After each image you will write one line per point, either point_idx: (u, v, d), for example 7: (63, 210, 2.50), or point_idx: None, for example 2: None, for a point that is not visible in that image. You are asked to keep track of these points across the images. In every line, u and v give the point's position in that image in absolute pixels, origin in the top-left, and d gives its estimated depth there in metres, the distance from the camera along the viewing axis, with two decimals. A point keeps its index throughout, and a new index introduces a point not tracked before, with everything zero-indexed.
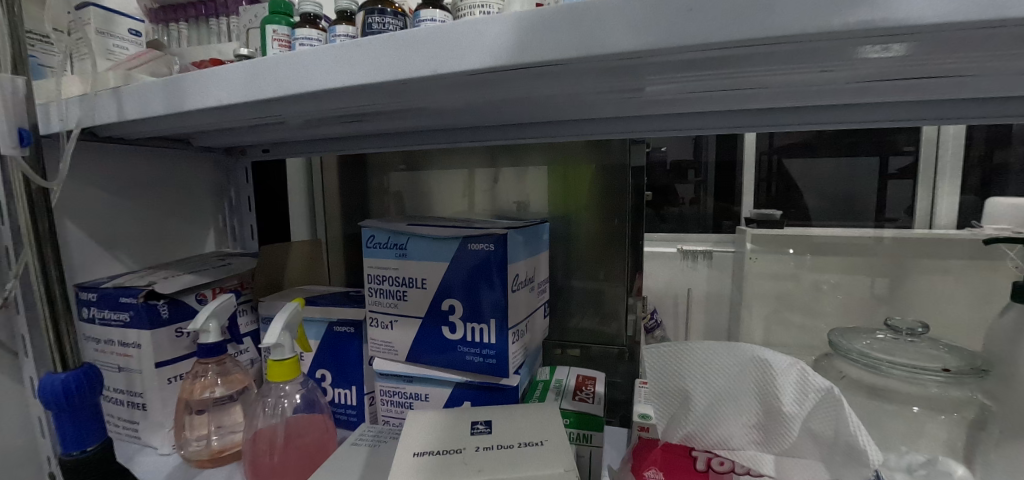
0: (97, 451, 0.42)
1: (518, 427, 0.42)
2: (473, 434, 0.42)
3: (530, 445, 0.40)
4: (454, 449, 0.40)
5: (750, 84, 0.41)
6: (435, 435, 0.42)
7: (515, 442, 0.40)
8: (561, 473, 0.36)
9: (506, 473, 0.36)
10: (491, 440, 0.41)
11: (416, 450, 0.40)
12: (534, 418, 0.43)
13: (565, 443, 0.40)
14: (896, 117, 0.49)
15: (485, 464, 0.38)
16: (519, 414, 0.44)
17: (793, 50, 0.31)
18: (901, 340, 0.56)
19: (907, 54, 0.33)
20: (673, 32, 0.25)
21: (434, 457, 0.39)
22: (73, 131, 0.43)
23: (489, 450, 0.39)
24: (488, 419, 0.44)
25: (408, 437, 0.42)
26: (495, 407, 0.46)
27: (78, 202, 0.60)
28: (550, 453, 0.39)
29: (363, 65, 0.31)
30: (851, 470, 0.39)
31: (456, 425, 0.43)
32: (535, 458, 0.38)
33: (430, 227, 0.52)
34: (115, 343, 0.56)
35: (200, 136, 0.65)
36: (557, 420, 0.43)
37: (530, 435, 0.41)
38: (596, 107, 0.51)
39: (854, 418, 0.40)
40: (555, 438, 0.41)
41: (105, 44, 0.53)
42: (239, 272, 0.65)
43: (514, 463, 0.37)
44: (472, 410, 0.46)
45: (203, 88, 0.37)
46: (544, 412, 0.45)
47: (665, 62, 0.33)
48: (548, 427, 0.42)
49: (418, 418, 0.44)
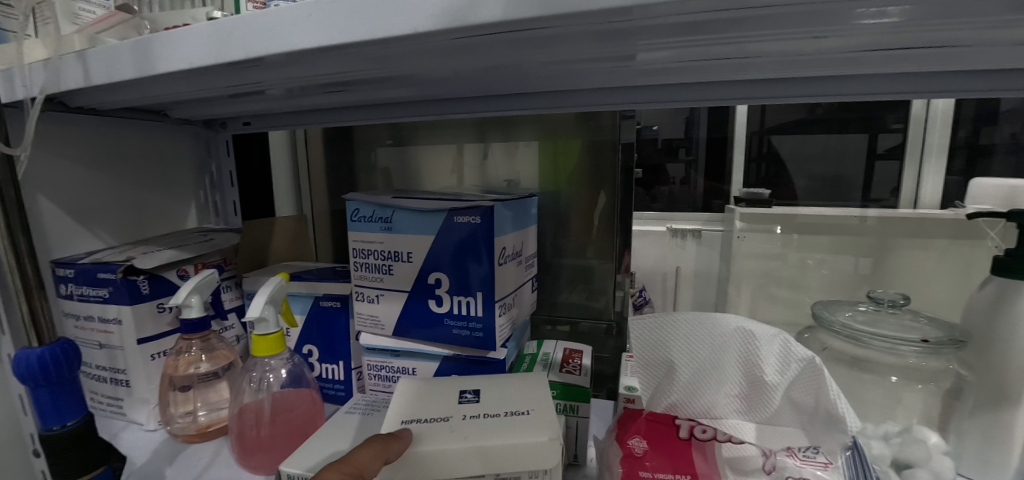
0: (76, 426, 0.41)
1: (507, 394, 0.43)
2: (461, 403, 0.42)
3: (517, 413, 0.40)
4: (440, 417, 0.40)
5: (742, 52, 0.40)
6: (423, 403, 0.42)
7: (502, 410, 0.40)
8: (545, 435, 0.37)
9: (491, 438, 0.37)
10: (479, 408, 0.41)
11: (398, 419, 0.40)
12: (520, 389, 0.44)
13: (551, 411, 0.40)
14: (886, 90, 0.49)
15: (468, 431, 0.38)
16: (505, 384, 0.45)
17: (790, 12, 0.30)
18: (883, 311, 0.56)
19: (905, 19, 0.32)
20: None
21: (418, 425, 0.39)
22: (38, 98, 0.41)
23: (474, 418, 0.39)
24: (476, 388, 0.44)
25: (393, 408, 0.41)
26: (484, 378, 0.46)
27: (50, 174, 0.58)
28: (536, 421, 0.39)
29: (340, 23, 0.30)
30: (830, 436, 0.41)
31: (444, 395, 0.43)
32: (520, 427, 0.38)
33: (416, 200, 0.51)
34: (95, 320, 0.55)
35: (177, 106, 0.63)
36: (544, 389, 0.43)
37: (517, 404, 0.41)
38: (586, 77, 0.50)
39: (834, 387, 0.41)
40: (542, 406, 0.41)
41: (71, 7, 0.50)
42: (221, 248, 0.63)
43: (500, 431, 0.38)
44: (463, 380, 0.46)
45: (171, 50, 0.35)
46: (528, 382, 0.45)
47: (660, 25, 0.32)
48: (534, 396, 0.42)
49: (406, 388, 0.44)
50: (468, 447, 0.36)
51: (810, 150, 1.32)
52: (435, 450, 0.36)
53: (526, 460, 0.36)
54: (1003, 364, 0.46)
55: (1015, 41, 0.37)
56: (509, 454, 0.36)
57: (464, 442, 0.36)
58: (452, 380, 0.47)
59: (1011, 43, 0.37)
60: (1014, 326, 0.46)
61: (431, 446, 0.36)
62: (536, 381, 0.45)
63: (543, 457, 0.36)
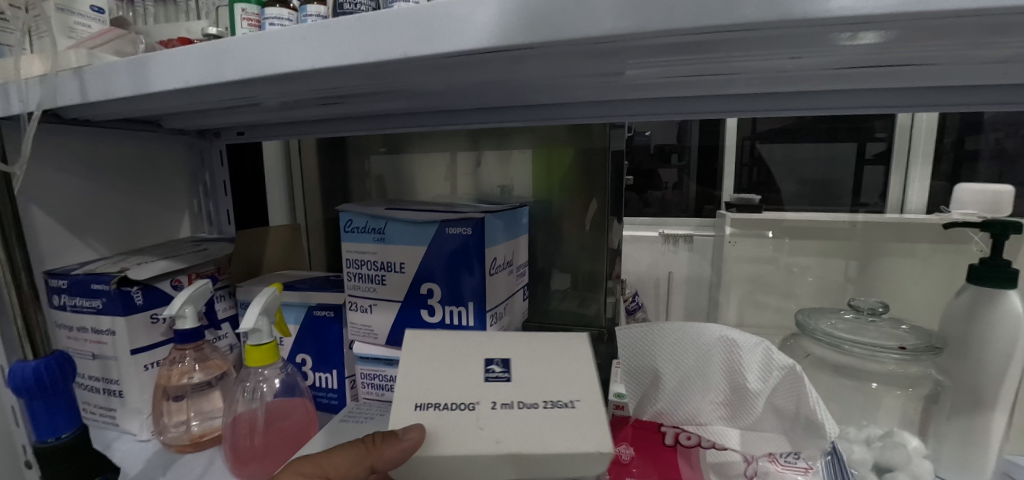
0: (71, 438, 0.42)
1: (545, 375, 0.39)
2: (489, 380, 0.38)
3: (562, 406, 0.36)
4: (470, 404, 0.36)
5: (726, 69, 0.41)
6: (447, 381, 0.38)
7: (539, 401, 0.36)
8: (594, 444, 0.33)
9: (529, 443, 0.33)
10: (511, 395, 0.37)
11: (418, 402, 0.37)
12: (556, 368, 0.39)
13: (600, 406, 0.36)
14: (863, 104, 0.51)
15: (502, 431, 0.34)
16: (540, 354, 0.41)
17: (769, 35, 0.30)
18: (862, 319, 0.57)
19: (881, 42, 0.33)
20: (643, 20, 0.26)
21: (440, 413, 0.36)
22: (34, 113, 0.42)
23: (508, 410, 0.36)
24: (505, 358, 0.41)
25: (408, 384, 0.38)
26: (514, 342, 0.42)
27: (43, 185, 0.58)
28: (583, 421, 0.34)
29: (331, 47, 0.31)
30: (810, 442, 0.42)
31: (473, 371, 0.39)
32: (563, 427, 0.34)
33: (408, 212, 0.52)
34: (88, 331, 0.55)
35: (171, 117, 0.64)
36: (588, 367, 0.39)
37: (559, 393, 0.37)
38: (576, 91, 0.51)
39: (814, 394, 0.43)
40: (593, 397, 0.36)
41: (67, 21, 0.51)
42: (215, 258, 0.64)
43: (538, 433, 0.33)
44: (489, 343, 0.43)
45: (165, 70, 0.36)
46: (569, 361, 0.40)
47: (644, 47, 0.33)
48: (578, 380, 0.38)
49: (424, 355, 0.41)
50: (502, 455, 0.32)
51: (801, 155, 1.33)
52: (461, 453, 0.32)
53: (568, 468, 0.32)
54: (980, 371, 0.49)
55: (987, 60, 0.38)
56: (553, 462, 0.32)
57: (496, 449, 0.32)
58: (475, 338, 0.43)
59: (984, 62, 0.38)
60: (989, 335, 0.48)
61: (457, 448, 0.33)
62: (577, 354, 0.41)
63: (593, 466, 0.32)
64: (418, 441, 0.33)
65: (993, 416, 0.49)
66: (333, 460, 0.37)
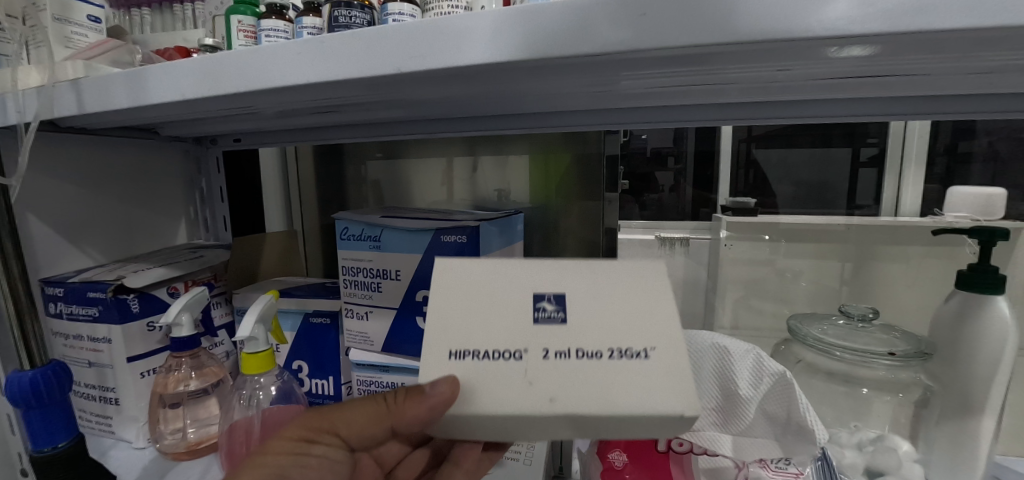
0: (68, 447, 0.42)
1: (609, 315, 0.33)
2: (539, 321, 0.33)
3: (636, 356, 0.31)
4: (519, 351, 0.32)
5: (717, 80, 0.41)
6: (489, 325, 0.33)
7: (602, 349, 0.32)
8: (670, 407, 0.29)
9: (596, 403, 0.30)
10: (567, 343, 0.32)
11: (454, 349, 0.32)
12: (622, 306, 0.34)
13: (679, 357, 0.31)
14: (852, 112, 0.51)
15: (561, 389, 0.30)
16: (606, 287, 0.34)
17: (761, 49, 0.29)
18: (853, 326, 0.58)
19: (874, 54, 0.32)
20: (631, 38, 0.26)
21: (484, 363, 0.32)
22: (32, 124, 0.42)
23: (564, 362, 0.31)
24: (559, 292, 0.34)
25: (441, 330, 0.33)
26: (569, 268, 0.36)
27: (39, 194, 0.59)
28: (658, 377, 0.31)
29: (324, 62, 0.32)
30: (801, 446, 0.44)
31: (521, 314, 0.34)
32: (629, 381, 0.30)
33: (403, 219, 0.53)
34: (84, 339, 0.56)
35: (166, 125, 0.64)
36: (665, 305, 0.33)
37: (627, 338, 0.32)
38: (571, 100, 0.52)
39: (804, 400, 0.44)
40: (671, 344, 0.32)
41: (63, 31, 0.51)
42: (211, 265, 0.64)
43: (604, 393, 0.30)
44: (537, 268, 0.36)
45: (162, 82, 0.37)
46: (639, 295, 0.34)
47: (637, 59, 0.32)
48: (650, 321, 0.33)
49: (458, 290, 0.35)
50: (558, 417, 0.29)
51: (799, 157, 1.04)
52: (515, 416, 0.29)
53: (637, 430, 0.30)
54: (966, 380, 0.50)
55: (972, 71, 0.37)
56: (611, 423, 0.30)
57: (554, 412, 0.29)
58: (518, 262, 0.36)
59: (971, 73, 0.38)
60: (979, 341, 0.49)
61: (511, 410, 0.30)
62: (647, 286, 0.34)
63: (660, 427, 0.30)
64: (451, 395, 0.30)
65: (982, 421, 0.50)
66: (350, 414, 0.37)
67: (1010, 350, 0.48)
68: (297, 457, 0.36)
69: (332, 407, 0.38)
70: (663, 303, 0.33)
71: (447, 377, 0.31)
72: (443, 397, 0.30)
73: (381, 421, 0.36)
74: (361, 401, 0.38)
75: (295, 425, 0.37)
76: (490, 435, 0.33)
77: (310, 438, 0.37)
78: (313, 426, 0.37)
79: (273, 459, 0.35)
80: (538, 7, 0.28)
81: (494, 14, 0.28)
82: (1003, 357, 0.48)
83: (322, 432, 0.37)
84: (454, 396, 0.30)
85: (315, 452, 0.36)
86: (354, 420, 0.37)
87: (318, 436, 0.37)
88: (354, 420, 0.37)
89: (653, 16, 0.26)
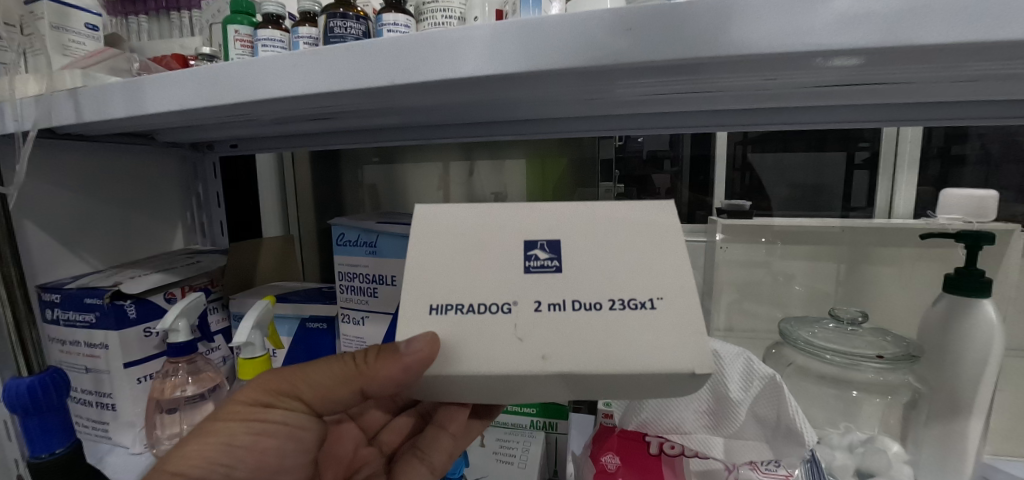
0: (66, 453, 0.43)
1: (604, 264, 0.34)
2: (531, 271, 0.34)
3: (637, 306, 0.32)
4: (508, 304, 0.33)
5: (709, 88, 0.41)
6: (479, 276, 0.34)
7: (599, 301, 0.32)
8: (675, 363, 0.30)
9: (591, 357, 0.30)
10: (562, 294, 0.33)
11: (436, 303, 0.33)
12: (617, 254, 0.34)
13: (679, 310, 0.32)
14: (842, 118, 0.52)
15: (552, 345, 0.31)
16: (605, 237, 0.35)
17: (748, 61, 0.29)
18: (843, 329, 0.59)
19: (860, 64, 0.31)
20: (618, 53, 0.28)
21: (473, 316, 0.32)
22: (31, 133, 0.43)
23: (558, 313, 0.32)
24: (553, 241, 0.35)
25: (427, 284, 0.34)
26: (562, 216, 0.36)
27: (36, 201, 0.59)
28: (663, 327, 0.31)
29: (321, 74, 0.33)
30: (791, 449, 0.44)
31: (512, 263, 0.34)
32: (630, 333, 0.31)
33: (398, 225, 0.53)
34: (81, 344, 0.56)
35: (163, 132, 0.64)
36: (666, 256, 0.34)
37: (626, 291, 0.33)
38: (565, 107, 0.52)
39: (793, 403, 0.44)
40: (675, 296, 0.32)
41: (61, 39, 0.52)
42: (208, 271, 0.64)
43: (603, 350, 0.30)
44: (530, 218, 0.36)
45: (160, 92, 0.37)
46: (635, 245, 0.35)
47: (634, 69, 0.31)
48: (650, 270, 0.34)
49: (446, 241, 0.35)
50: (552, 373, 0.30)
51: None
52: (508, 374, 0.30)
53: (638, 388, 0.31)
54: (953, 382, 0.51)
55: (956, 80, 0.38)
56: (610, 381, 0.30)
57: (545, 368, 0.30)
58: (507, 210, 0.37)
59: (957, 82, 0.39)
60: (965, 343, 0.50)
61: (502, 368, 0.30)
62: (645, 231, 0.35)
63: (663, 380, 0.30)
64: (428, 353, 0.31)
65: (970, 421, 0.51)
66: (312, 375, 0.37)
67: (995, 351, 0.49)
68: (254, 424, 0.36)
69: (291, 369, 0.38)
70: (663, 251, 0.34)
71: (424, 334, 0.31)
72: (421, 354, 0.30)
73: (350, 382, 0.36)
74: (325, 362, 0.37)
75: (253, 392, 0.37)
76: (477, 397, 0.33)
77: (267, 402, 0.37)
78: (270, 390, 0.37)
79: (231, 429, 0.35)
80: (530, 21, 0.29)
81: (489, 26, 0.30)
82: (990, 359, 0.49)
83: (279, 396, 0.37)
84: (432, 353, 0.31)
85: (272, 418, 0.37)
86: (317, 381, 0.37)
87: (276, 400, 0.37)
88: (316, 381, 0.37)
89: (638, 30, 0.28)
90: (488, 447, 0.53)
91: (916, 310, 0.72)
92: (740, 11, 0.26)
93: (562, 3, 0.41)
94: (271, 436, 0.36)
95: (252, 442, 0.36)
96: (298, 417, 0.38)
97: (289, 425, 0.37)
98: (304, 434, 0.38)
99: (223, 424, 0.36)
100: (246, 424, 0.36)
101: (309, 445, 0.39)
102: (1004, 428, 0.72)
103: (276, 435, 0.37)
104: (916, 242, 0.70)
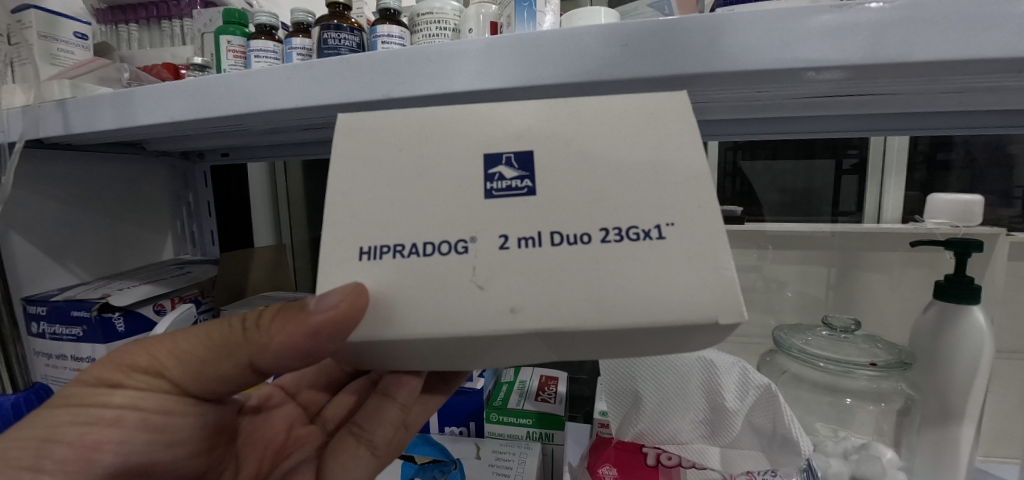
0: None
1: (598, 185, 0.28)
2: (499, 193, 0.28)
3: (639, 238, 0.27)
4: (464, 242, 0.27)
5: (702, 100, 0.41)
6: (429, 206, 0.28)
7: (573, 236, 0.27)
8: (687, 312, 0.26)
9: (579, 311, 0.26)
10: (537, 226, 0.27)
11: (368, 246, 0.27)
12: (625, 192, 0.27)
13: (697, 246, 0.27)
14: (831, 129, 0.53)
15: (522, 295, 0.26)
16: (597, 150, 0.28)
17: (737, 76, 0.29)
18: (836, 337, 0.59)
19: (845, 78, 0.31)
20: (607, 66, 0.29)
21: (422, 263, 0.27)
22: (17, 144, 0.43)
23: (530, 250, 0.27)
24: (523, 152, 0.28)
25: (363, 230, 0.28)
26: (527, 116, 0.29)
27: (22, 212, 0.58)
28: (669, 263, 0.26)
29: (314, 87, 0.33)
30: (786, 457, 0.45)
31: (471, 189, 0.28)
32: (634, 274, 0.26)
33: None
34: (68, 358, 0.55)
35: (155, 141, 0.64)
36: (678, 178, 0.28)
37: (625, 219, 0.27)
38: None
39: (788, 412, 0.45)
40: (689, 219, 0.27)
41: (49, 48, 0.51)
42: (199, 281, 0.64)
43: (596, 302, 0.26)
44: (491, 119, 0.29)
45: (151, 104, 0.37)
46: (635, 162, 0.28)
47: (625, 84, 0.31)
48: (661, 196, 0.27)
49: (380, 161, 0.29)
50: (531, 334, 0.26)
51: None
52: (472, 336, 0.26)
53: (644, 343, 0.27)
54: (946, 390, 0.52)
55: (944, 91, 0.38)
56: (596, 339, 0.27)
57: (516, 323, 0.26)
58: (456, 111, 0.30)
59: (943, 93, 0.39)
60: (956, 349, 0.51)
61: (465, 328, 0.26)
62: (648, 140, 0.28)
63: (683, 325, 0.26)
64: (344, 309, 0.26)
65: (962, 428, 0.52)
66: (179, 346, 0.33)
67: (985, 356, 0.50)
68: (90, 410, 0.33)
69: (154, 342, 0.34)
70: (682, 183, 0.27)
71: (347, 285, 0.26)
72: (336, 311, 0.26)
73: (234, 352, 0.32)
74: (204, 329, 0.33)
75: (99, 370, 0.33)
76: (428, 362, 0.30)
77: (114, 382, 0.33)
78: (120, 368, 0.33)
79: (57, 419, 0.32)
80: (525, 36, 0.29)
81: (483, 40, 0.30)
82: (978, 366, 0.50)
83: (132, 375, 0.33)
84: (353, 306, 0.26)
85: (117, 401, 0.33)
86: (188, 353, 0.33)
87: (126, 379, 0.33)
88: (184, 354, 0.33)
89: (631, 47, 0.28)
90: (484, 459, 0.52)
91: (908, 315, 0.73)
92: (734, 25, 0.27)
93: (557, 15, 0.42)
94: (112, 425, 0.33)
95: (80, 433, 0.32)
96: (156, 400, 0.34)
97: (141, 409, 0.33)
98: (166, 422, 0.35)
99: (52, 412, 0.32)
100: (78, 411, 0.32)
101: (176, 435, 0.36)
102: (994, 432, 0.73)
103: (122, 423, 0.33)
104: (908, 249, 0.71)
